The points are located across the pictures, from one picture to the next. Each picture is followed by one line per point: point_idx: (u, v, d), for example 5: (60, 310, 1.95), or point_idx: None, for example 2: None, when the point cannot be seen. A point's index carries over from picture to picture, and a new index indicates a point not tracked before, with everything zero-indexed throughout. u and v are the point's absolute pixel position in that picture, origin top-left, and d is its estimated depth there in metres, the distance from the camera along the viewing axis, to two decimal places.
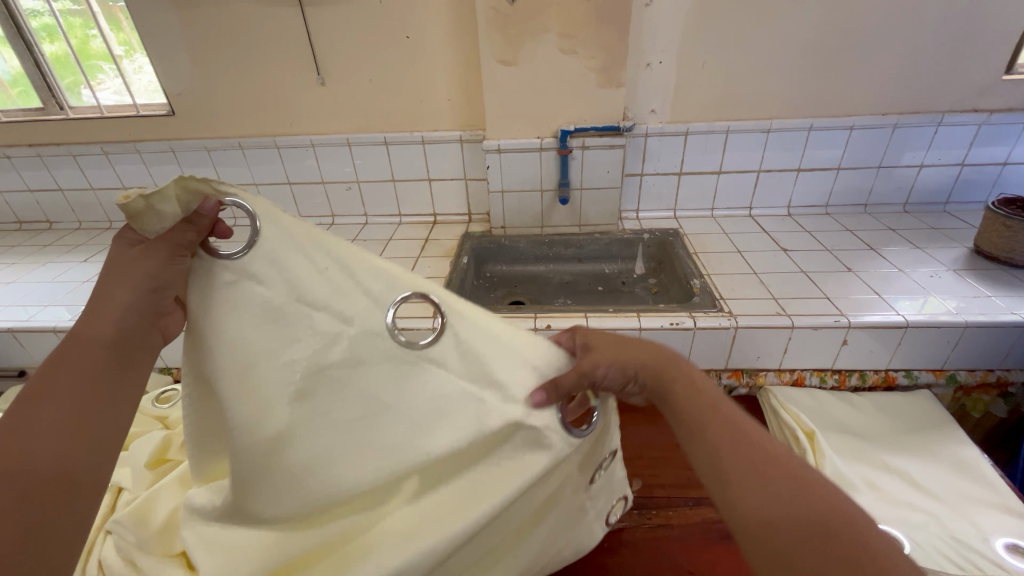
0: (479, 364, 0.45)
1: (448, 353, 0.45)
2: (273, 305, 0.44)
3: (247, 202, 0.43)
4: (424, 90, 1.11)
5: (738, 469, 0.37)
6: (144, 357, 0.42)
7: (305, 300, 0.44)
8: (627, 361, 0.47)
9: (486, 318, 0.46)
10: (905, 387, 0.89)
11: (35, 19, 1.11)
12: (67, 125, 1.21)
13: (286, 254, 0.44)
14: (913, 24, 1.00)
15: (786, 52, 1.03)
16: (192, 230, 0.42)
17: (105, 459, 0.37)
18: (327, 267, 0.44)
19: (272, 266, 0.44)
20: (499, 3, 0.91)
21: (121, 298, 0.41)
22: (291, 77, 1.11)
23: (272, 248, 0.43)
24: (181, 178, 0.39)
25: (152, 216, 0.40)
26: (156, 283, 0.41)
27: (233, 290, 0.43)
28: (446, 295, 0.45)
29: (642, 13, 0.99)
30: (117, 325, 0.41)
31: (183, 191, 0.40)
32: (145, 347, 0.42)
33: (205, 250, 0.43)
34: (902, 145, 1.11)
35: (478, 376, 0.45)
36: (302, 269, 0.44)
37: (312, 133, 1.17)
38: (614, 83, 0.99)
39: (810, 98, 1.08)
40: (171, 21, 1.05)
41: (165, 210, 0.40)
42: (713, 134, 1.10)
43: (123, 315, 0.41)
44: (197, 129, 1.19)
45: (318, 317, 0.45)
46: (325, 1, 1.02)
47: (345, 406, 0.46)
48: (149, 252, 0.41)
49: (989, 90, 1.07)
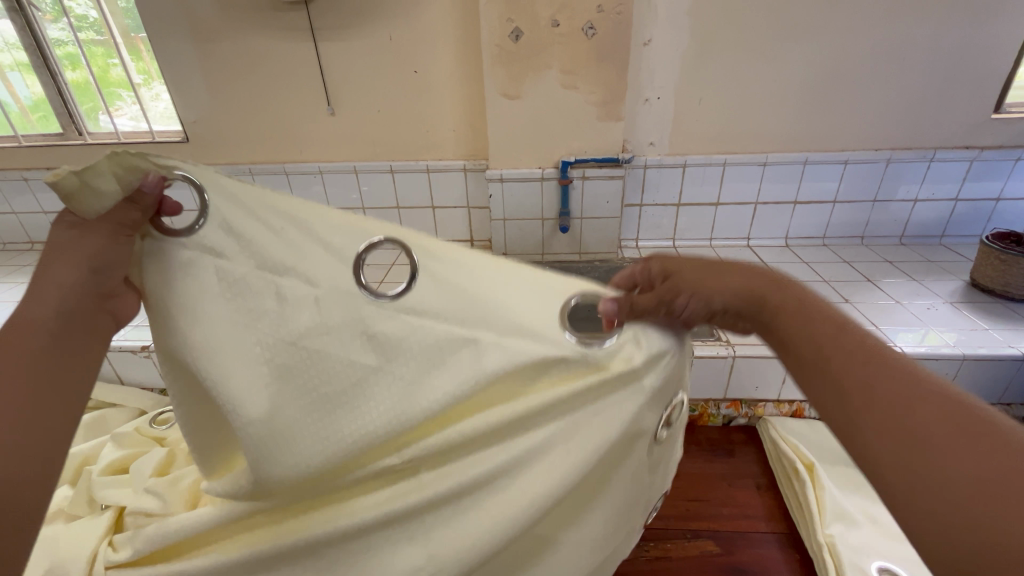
0: (464, 301, 0.41)
1: (425, 296, 0.41)
2: (232, 276, 0.41)
3: (195, 176, 0.41)
4: (430, 121, 1.15)
5: (879, 411, 0.28)
6: (95, 340, 0.39)
7: (268, 268, 0.41)
8: (712, 291, 0.38)
9: (462, 258, 0.42)
10: None
11: (59, 48, 1.17)
12: (84, 149, 1.26)
13: (240, 220, 0.41)
14: (903, 65, 1.04)
15: (780, 90, 1.07)
16: (137, 208, 0.39)
17: (53, 455, 0.33)
18: (282, 227, 0.42)
19: (231, 238, 0.41)
20: (503, 41, 0.96)
21: (61, 277, 0.37)
22: (302, 108, 1.15)
23: (227, 216, 0.41)
24: (117, 153, 0.38)
25: (89, 195, 0.37)
26: (100, 262, 0.38)
27: (191, 268, 0.41)
28: (414, 236, 0.43)
29: (641, 51, 1.03)
30: (60, 306, 0.37)
31: (120, 168, 0.38)
32: (95, 329, 0.38)
33: (154, 229, 0.40)
34: (897, 179, 1.13)
35: (464, 318, 0.41)
36: (256, 232, 0.41)
37: (321, 161, 1.21)
38: (613, 117, 1.02)
39: (805, 134, 1.11)
40: (190, 54, 1.10)
41: (101, 185, 0.38)
42: (711, 166, 1.13)
43: (64, 296, 0.37)
44: (209, 156, 1.23)
45: (283, 283, 0.41)
46: (338, 37, 1.06)
47: (332, 363, 0.41)
48: (89, 233, 0.38)
49: (980, 128, 1.10)
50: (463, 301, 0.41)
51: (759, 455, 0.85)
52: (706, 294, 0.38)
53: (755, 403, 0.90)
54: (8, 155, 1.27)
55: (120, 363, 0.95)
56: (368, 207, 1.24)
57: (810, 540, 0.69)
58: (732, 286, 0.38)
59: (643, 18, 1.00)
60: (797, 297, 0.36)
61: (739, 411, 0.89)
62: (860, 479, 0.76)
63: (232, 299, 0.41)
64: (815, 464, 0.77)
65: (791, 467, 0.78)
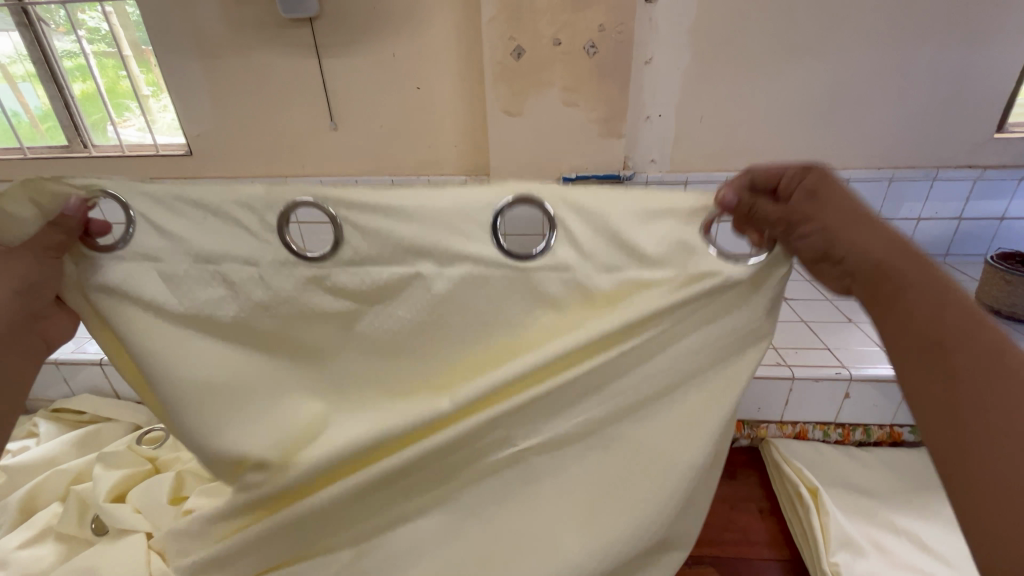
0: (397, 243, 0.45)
1: (355, 239, 0.45)
2: (175, 275, 0.46)
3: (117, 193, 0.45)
4: (433, 136, 1.15)
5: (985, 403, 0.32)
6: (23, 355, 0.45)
7: (202, 258, 0.46)
8: (843, 237, 0.40)
9: (370, 193, 0.45)
10: (912, 443, 0.87)
11: (70, 59, 1.18)
12: (89, 161, 1.26)
13: (158, 216, 0.45)
14: (905, 84, 1.04)
15: (781, 108, 1.07)
16: (59, 231, 0.44)
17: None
18: (203, 216, 0.46)
19: (158, 236, 0.46)
20: (505, 59, 0.96)
21: None
22: (305, 122, 1.16)
23: (147, 216, 0.45)
24: (30, 180, 0.42)
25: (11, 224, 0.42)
26: (26, 283, 0.43)
27: (131, 271, 0.46)
28: (315, 188, 0.44)
29: (642, 70, 1.04)
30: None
31: (39, 196, 0.43)
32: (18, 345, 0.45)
33: (84, 246, 0.45)
34: (899, 198, 1.13)
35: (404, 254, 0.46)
36: (182, 227, 0.46)
37: (323, 175, 1.22)
38: (615, 135, 1.03)
39: (807, 152, 1.11)
40: (196, 68, 1.11)
41: (19, 213, 0.43)
42: (712, 183, 1.13)
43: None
44: (212, 169, 1.23)
45: (223, 267, 0.46)
46: (341, 53, 1.07)
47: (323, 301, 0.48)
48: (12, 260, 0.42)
49: (983, 147, 1.09)
50: (394, 262, 0.46)
51: (761, 479, 0.84)
52: (837, 232, 0.40)
53: (757, 424, 0.88)
54: (13, 166, 1.28)
55: (116, 377, 0.94)
56: None
57: (815, 569, 0.67)
58: (882, 236, 0.39)
59: (644, 37, 1.01)
60: (936, 277, 0.37)
61: (740, 432, 0.88)
62: (865, 505, 0.75)
63: (183, 294, 0.47)
64: (819, 489, 0.74)
65: (795, 492, 0.75)
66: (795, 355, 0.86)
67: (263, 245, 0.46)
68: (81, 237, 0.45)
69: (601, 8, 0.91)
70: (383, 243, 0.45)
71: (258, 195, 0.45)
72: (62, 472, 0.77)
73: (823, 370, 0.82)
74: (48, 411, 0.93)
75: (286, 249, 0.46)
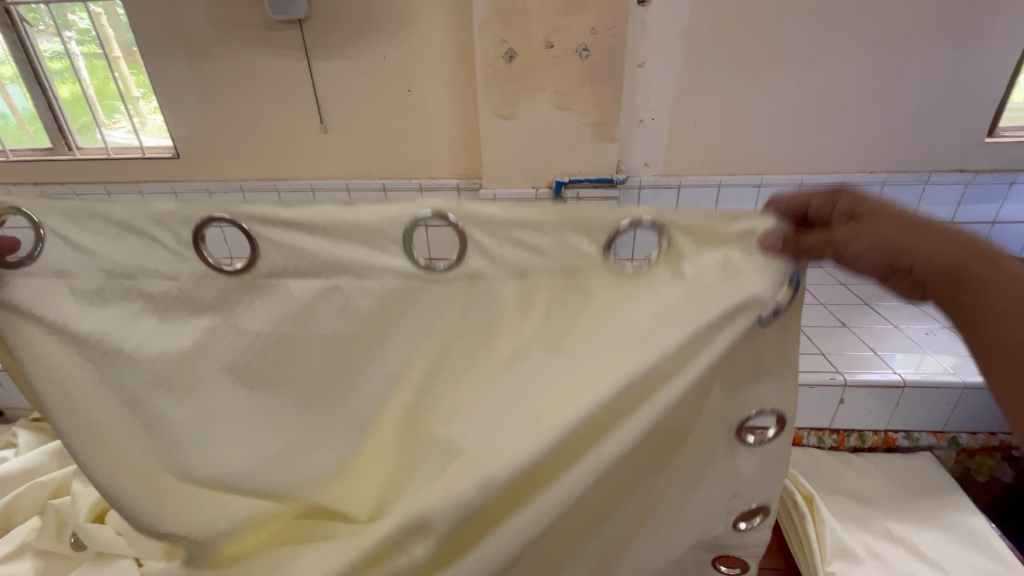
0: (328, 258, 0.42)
1: (274, 258, 0.41)
2: (89, 291, 0.43)
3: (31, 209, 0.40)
4: (424, 139, 1.14)
5: None
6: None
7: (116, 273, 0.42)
8: (899, 242, 0.37)
9: (296, 208, 0.40)
10: (907, 449, 0.87)
11: (58, 61, 1.16)
12: (74, 164, 1.24)
13: (68, 231, 0.41)
14: (898, 88, 1.04)
15: (774, 112, 1.07)
16: None
17: None
18: (116, 232, 0.41)
19: (67, 251, 0.42)
20: (497, 63, 0.95)
21: None
22: (294, 125, 1.14)
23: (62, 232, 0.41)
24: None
25: None
26: None
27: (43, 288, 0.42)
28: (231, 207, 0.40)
29: (635, 73, 1.03)
30: None
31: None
32: None
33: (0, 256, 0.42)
34: (892, 201, 1.14)
35: (330, 266, 0.42)
36: (89, 239, 0.41)
37: (313, 178, 1.20)
38: (608, 138, 1.02)
39: (800, 156, 1.11)
40: (183, 70, 1.09)
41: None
42: (706, 187, 1.13)
43: None
44: (200, 172, 1.22)
45: (137, 283, 0.43)
46: (331, 55, 1.06)
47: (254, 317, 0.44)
48: None
49: (974, 152, 1.10)
50: (320, 276, 0.42)
51: None
52: (889, 246, 0.37)
53: None
54: None
55: None
56: None
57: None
58: (946, 235, 0.37)
59: (636, 41, 1.00)
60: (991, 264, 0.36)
61: None
62: (860, 512, 0.74)
63: (96, 312, 0.43)
64: (814, 496, 0.73)
65: (790, 499, 0.74)
66: (834, 360, 0.86)
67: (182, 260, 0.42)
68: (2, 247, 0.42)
69: (593, 11, 0.90)
70: (308, 258, 0.41)
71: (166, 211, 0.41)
72: (40, 485, 0.74)
73: (880, 375, 0.81)
74: (29, 421, 0.91)
75: (206, 265, 0.42)
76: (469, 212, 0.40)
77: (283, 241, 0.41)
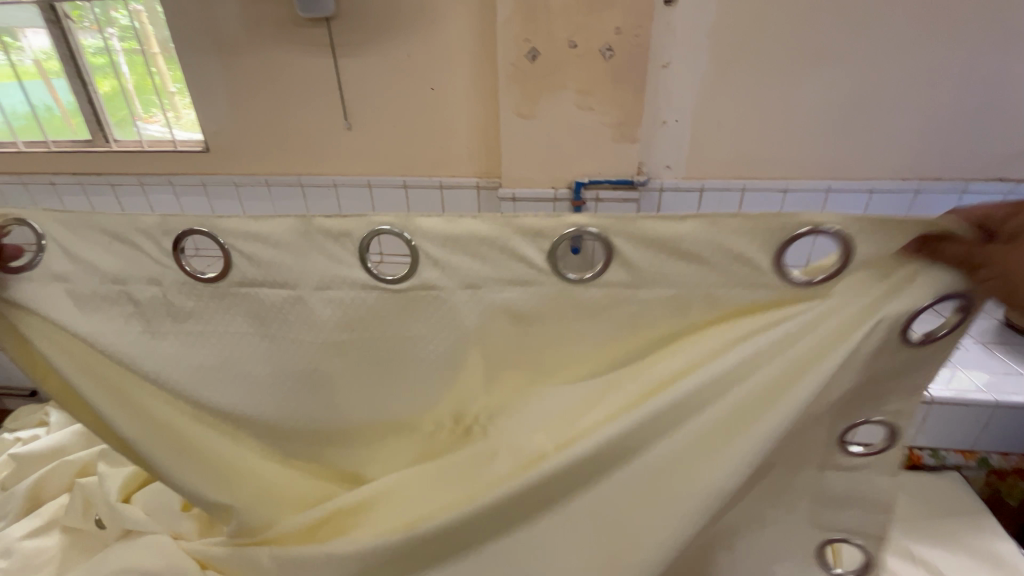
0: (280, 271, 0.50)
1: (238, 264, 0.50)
2: (83, 294, 0.51)
3: (37, 225, 0.49)
4: (445, 137, 1.15)
5: None
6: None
7: (111, 280, 0.51)
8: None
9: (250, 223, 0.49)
10: (932, 467, 0.84)
11: (100, 56, 1.20)
12: (110, 156, 1.29)
13: (79, 243, 0.50)
14: (934, 92, 1.00)
15: (803, 116, 1.04)
16: None
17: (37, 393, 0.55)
18: (108, 243, 0.50)
19: (69, 258, 0.50)
20: (520, 61, 0.95)
21: None
22: (319, 121, 1.16)
23: (64, 243, 0.50)
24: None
25: None
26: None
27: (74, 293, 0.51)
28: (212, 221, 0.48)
29: (659, 73, 1.02)
30: None
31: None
32: None
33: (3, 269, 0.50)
34: (925, 210, 1.09)
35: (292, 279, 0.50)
36: (89, 250, 0.50)
37: (336, 174, 1.22)
38: (629, 139, 1.01)
39: (828, 161, 1.08)
40: (215, 66, 1.12)
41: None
42: (729, 191, 1.11)
43: None
44: (228, 166, 1.25)
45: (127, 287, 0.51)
46: (357, 52, 1.07)
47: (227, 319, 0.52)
48: None
49: (1015, 160, 1.05)
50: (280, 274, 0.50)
51: None
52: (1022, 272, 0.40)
53: None
54: (38, 160, 1.31)
55: None
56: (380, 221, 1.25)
57: None
58: None
59: (661, 41, 0.99)
60: None
61: None
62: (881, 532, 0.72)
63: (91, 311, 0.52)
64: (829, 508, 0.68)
65: None
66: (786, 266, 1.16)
67: (162, 267, 0.50)
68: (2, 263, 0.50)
69: (617, 10, 0.89)
70: (280, 254, 0.50)
71: (151, 223, 0.49)
72: (67, 464, 0.77)
73: None
74: (60, 401, 0.96)
75: (185, 274, 0.50)
76: (418, 227, 0.48)
77: (249, 253, 0.50)
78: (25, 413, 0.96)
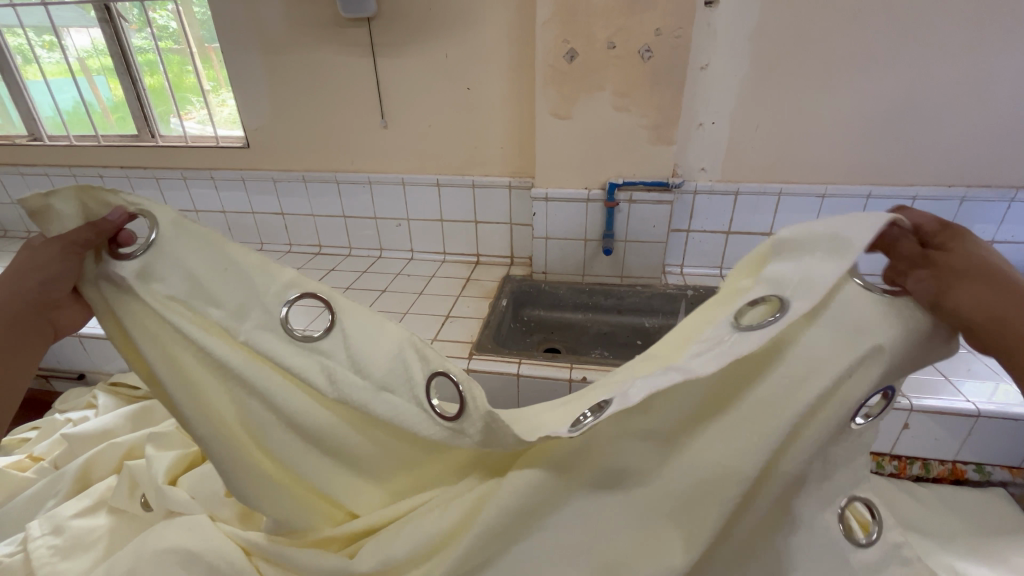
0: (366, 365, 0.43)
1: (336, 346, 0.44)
2: (191, 295, 0.43)
3: (154, 212, 0.43)
4: (479, 136, 1.16)
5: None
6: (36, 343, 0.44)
7: (197, 293, 0.43)
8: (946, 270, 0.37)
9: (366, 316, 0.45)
10: (977, 483, 0.81)
11: (141, 55, 1.25)
12: (155, 151, 1.34)
13: (191, 249, 0.43)
14: (984, 97, 0.97)
15: (846, 120, 1.02)
16: (92, 231, 0.42)
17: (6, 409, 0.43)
18: (227, 263, 0.43)
19: (170, 265, 0.43)
20: (558, 63, 0.96)
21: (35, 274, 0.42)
22: (357, 120, 1.19)
23: (173, 248, 0.43)
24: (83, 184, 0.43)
25: (53, 218, 0.43)
26: (48, 275, 0.42)
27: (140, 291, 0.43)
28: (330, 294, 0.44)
29: (697, 75, 1.01)
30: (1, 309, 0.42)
31: (87, 199, 0.44)
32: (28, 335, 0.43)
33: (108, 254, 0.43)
34: (971, 218, 1.06)
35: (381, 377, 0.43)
36: (196, 258, 0.43)
37: (370, 171, 1.24)
38: (666, 141, 1.00)
39: (870, 166, 1.05)
40: (259, 65, 1.16)
41: (64, 209, 0.43)
42: (765, 196, 1.09)
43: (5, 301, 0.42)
44: (267, 162, 1.28)
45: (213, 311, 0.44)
46: (396, 52, 1.09)
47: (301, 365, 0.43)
48: (46, 248, 0.42)
49: None
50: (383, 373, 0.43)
51: None
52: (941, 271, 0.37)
53: None
54: (88, 154, 1.37)
55: None
56: (412, 219, 1.26)
57: None
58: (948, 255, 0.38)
59: (701, 43, 0.98)
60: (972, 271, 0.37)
61: None
62: (922, 546, 0.70)
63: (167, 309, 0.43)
64: None
65: None
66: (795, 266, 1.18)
67: (253, 299, 0.43)
68: (111, 247, 0.44)
69: (658, 12, 0.89)
70: (383, 358, 0.43)
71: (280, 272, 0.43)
72: (114, 446, 0.80)
73: None
74: (106, 384, 1.00)
75: (277, 321, 0.43)
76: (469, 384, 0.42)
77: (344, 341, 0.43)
78: (73, 395, 1.01)
